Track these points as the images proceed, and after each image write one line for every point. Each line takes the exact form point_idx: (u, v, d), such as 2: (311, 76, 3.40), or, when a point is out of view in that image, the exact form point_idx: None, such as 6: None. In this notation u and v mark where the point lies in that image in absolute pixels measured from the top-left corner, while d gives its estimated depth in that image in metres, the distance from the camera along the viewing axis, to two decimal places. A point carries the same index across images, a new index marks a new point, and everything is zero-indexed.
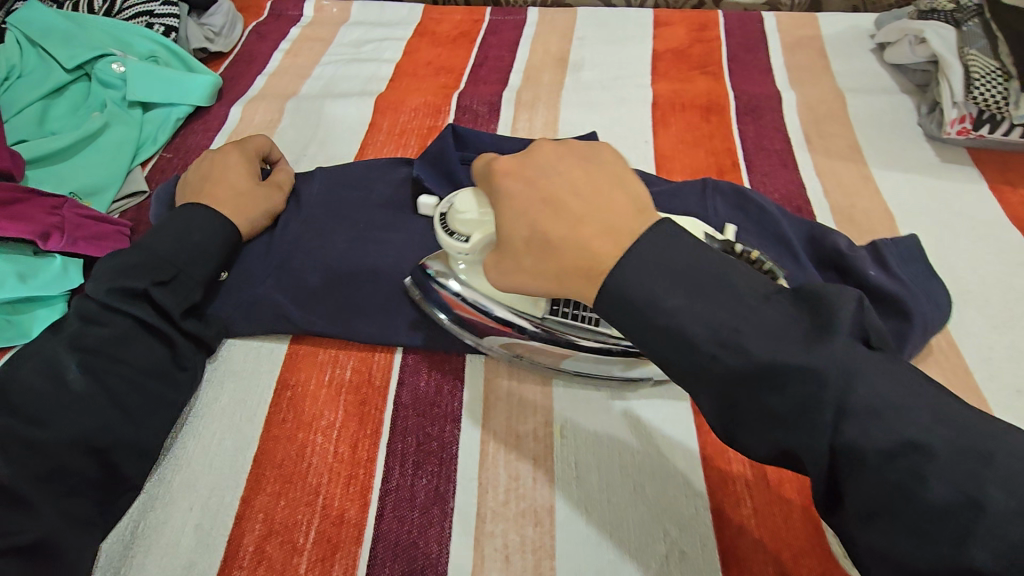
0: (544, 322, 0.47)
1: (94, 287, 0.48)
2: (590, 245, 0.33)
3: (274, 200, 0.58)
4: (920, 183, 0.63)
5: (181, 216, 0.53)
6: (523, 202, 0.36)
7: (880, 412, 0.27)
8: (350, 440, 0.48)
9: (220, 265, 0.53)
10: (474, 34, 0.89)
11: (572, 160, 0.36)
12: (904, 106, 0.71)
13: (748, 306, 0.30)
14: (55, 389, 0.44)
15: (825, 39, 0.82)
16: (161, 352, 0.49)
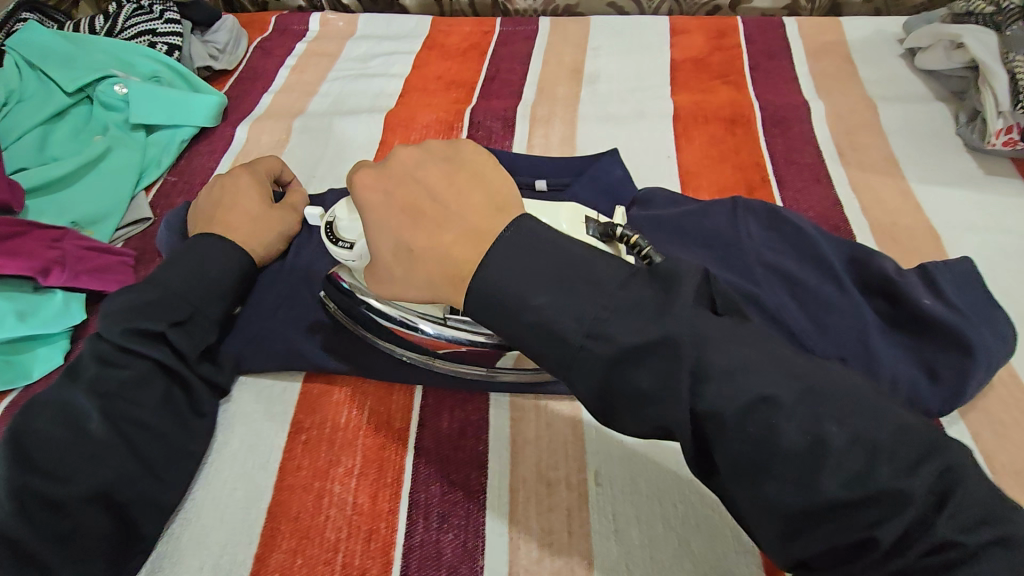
0: (448, 324, 0.45)
1: (108, 329, 0.45)
2: (450, 251, 0.36)
3: (289, 224, 0.56)
4: (964, 198, 0.60)
5: (194, 248, 0.50)
6: (389, 212, 0.38)
7: (738, 376, 0.29)
8: (370, 490, 0.45)
9: (234, 300, 0.51)
10: (485, 46, 0.86)
11: (432, 166, 0.39)
12: (940, 115, 0.68)
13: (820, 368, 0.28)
14: (75, 437, 0.41)
15: (850, 44, 0.79)
16: (177, 396, 0.46)
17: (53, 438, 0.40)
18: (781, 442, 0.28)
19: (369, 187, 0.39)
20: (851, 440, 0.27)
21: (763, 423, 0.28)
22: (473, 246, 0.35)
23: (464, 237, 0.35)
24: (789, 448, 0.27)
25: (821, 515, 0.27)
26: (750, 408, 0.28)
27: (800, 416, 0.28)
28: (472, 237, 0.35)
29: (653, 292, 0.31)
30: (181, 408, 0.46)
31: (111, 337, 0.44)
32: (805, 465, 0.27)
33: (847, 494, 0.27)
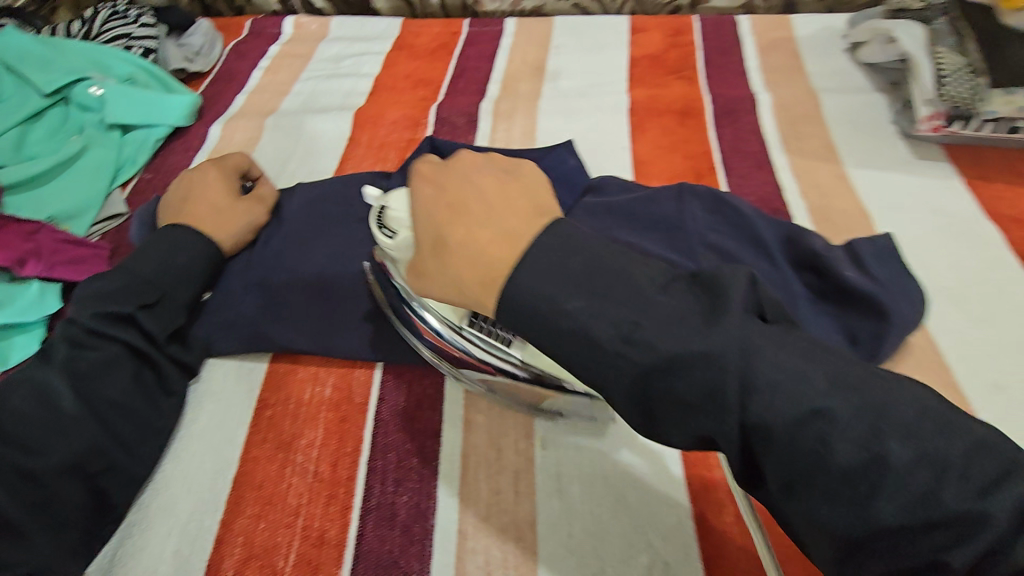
0: (465, 331, 0.45)
1: (78, 313, 0.47)
2: (486, 250, 0.35)
3: (256, 215, 0.58)
4: (896, 181, 0.64)
5: (163, 238, 0.53)
6: (436, 210, 0.39)
7: (782, 385, 0.28)
8: (330, 459, 0.48)
9: (202, 285, 0.53)
10: (452, 46, 0.89)
11: (486, 175, 0.40)
12: (878, 105, 0.72)
13: (711, 323, 0.30)
14: (47, 414, 0.43)
15: (798, 40, 0.83)
16: (146, 375, 0.49)
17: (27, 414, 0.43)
18: (840, 462, 0.26)
19: (425, 187, 0.41)
20: (920, 460, 0.26)
21: (816, 441, 0.27)
22: (513, 247, 0.35)
23: (502, 238, 0.35)
24: (852, 467, 0.26)
25: (878, 539, 0.26)
26: (804, 425, 0.27)
27: (860, 431, 0.27)
28: (512, 239, 0.35)
29: (699, 300, 0.31)
30: (150, 387, 0.49)
31: (81, 322, 0.47)
32: (871, 486, 0.26)
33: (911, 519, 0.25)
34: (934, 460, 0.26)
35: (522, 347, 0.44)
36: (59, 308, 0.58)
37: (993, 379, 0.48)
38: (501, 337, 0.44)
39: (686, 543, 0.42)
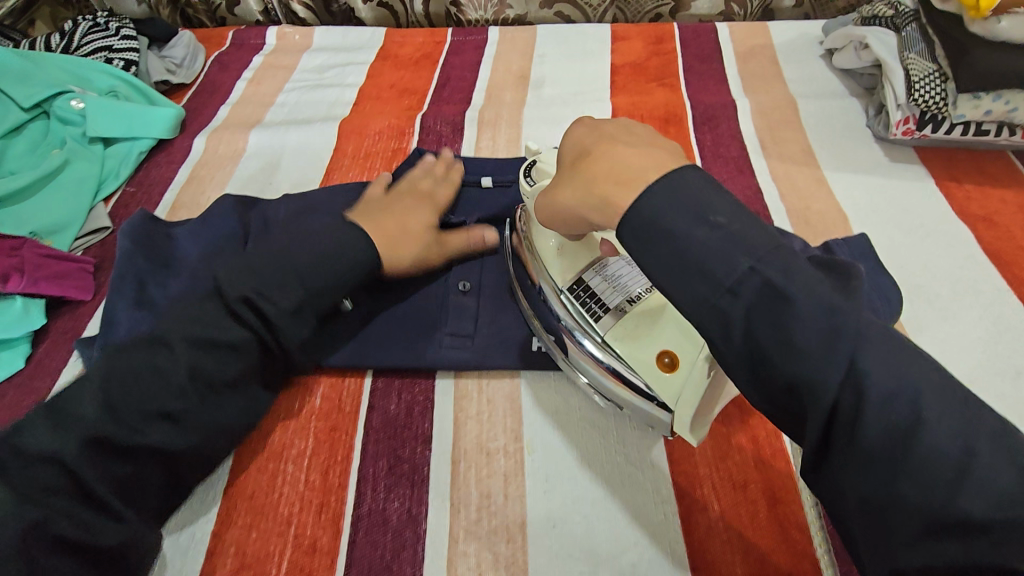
0: (563, 296, 0.49)
1: (231, 285, 0.46)
2: (627, 160, 0.39)
3: (431, 254, 0.56)
4: (871, 183, 0.65)
5: (334, 229, 0.50)
6: (586, 141, 0.44)
7: (885, 375, 0.30)
8: (321, 468, 0.48)
9: (346, 293, 0.50)
10: (436, 55, 0.90)
11: (640, 126, 0.44)
12: (852, 110, 0.74)
13: (770, 254, 0.33)
14: (157, 390, 0.43)
15: (775, 47, 0.85)
16: (256, 368, 0.48)
17: (137, 387, 0.43)
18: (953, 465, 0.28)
19: (585, 125, 0.46)
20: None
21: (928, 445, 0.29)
22: (657, 162, 0.38)
23: (645, 156, 0.38)
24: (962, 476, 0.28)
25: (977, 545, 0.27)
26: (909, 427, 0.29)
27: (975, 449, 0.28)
28: (657, 157, 0.38)
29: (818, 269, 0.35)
30: (255, 380, 0.48)
31: (228, 296, 0.46)
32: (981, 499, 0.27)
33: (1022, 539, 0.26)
34: None
35: (612, 328, 0.46)
36: (43, 323, 0.58)
37: (967, 374, 0.50)
38: (591, 311, 0.47)
39: (673, 539, 0.43)
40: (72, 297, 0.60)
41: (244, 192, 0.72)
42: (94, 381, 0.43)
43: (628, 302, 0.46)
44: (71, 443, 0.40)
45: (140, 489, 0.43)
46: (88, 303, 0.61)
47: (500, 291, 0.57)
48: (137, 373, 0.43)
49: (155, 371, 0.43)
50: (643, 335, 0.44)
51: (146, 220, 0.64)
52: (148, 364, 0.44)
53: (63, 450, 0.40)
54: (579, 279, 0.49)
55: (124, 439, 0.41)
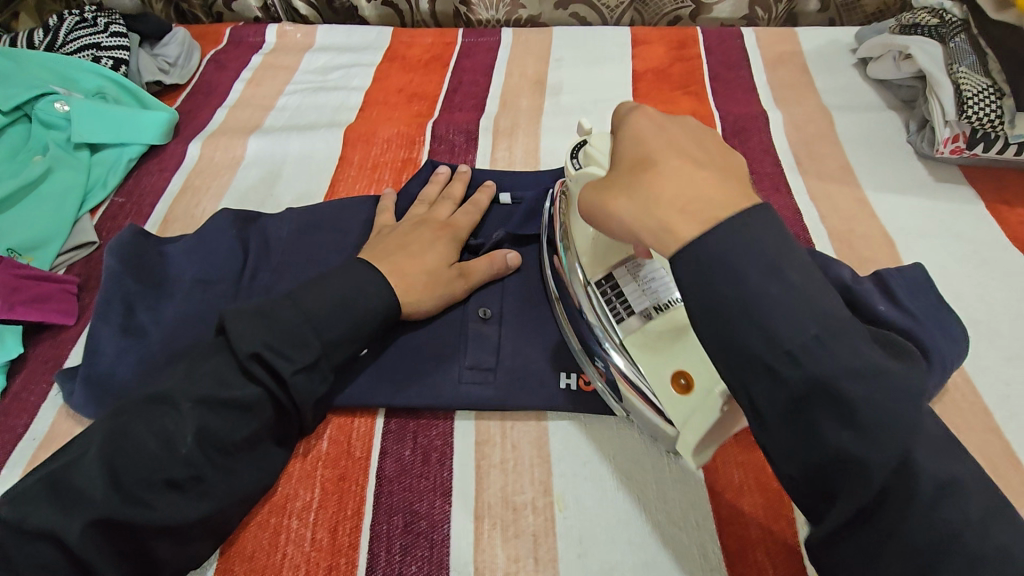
0: (589, 288, 0.46)
1: (242, 339, 0.42)
2: (701, 187, 0.33)
3: (453, 291, 0.50)
4: (917, 206, 0.61)
5: (350, 279, 0.46)
6: (648, 144, 0.36)
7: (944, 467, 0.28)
8: (329, 524, 0.44)
9: (363, 343, 0.46)
10: (447, 58, 0.85)
11: (707, 141, 0.38)
12: (892, 124, 0.70)
13: (838, 332, 0.29)
14: (163, 458, 0.38)
15: (805, 54, 0.81)
16: (270, 427, 0.43)
17: (138, 453, 0.38)
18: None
19: (647, 120, 0.38)
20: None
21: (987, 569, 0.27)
22: (732, 196, 0.32)
23: (720, 188, 0.32)
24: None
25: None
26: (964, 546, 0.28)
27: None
28: (732, 191, 0.32)
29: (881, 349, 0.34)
30: (269, 437, 0.44)
31: (239, 352, 0.41)
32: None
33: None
34: None
35: (633, 332, 0.43)
36: (20, 352, 0.53)
37: None
38: (616, 311, 0.45)
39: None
40: (54, 321, 0.55)
41: (242, 205, 0.67)
42: (90, 450, 0.38)
43: (655, 309, 0.43)
44: (71, 524, 0.36)
45: (150, 569, 0.39)
46: (72, 328, 0.56)
47: (524, 319, 0.51)
48: (138, 436, 0.39)
49: (159, 435, 0.39)
50: (663, 350, 0.41)
51: (135, 236, 0.59)
52: (151, 426, 0.39)
53: (62, 530, 0.36)
54: (610, 274, 0.46)
55: (130, 517, 0.37)
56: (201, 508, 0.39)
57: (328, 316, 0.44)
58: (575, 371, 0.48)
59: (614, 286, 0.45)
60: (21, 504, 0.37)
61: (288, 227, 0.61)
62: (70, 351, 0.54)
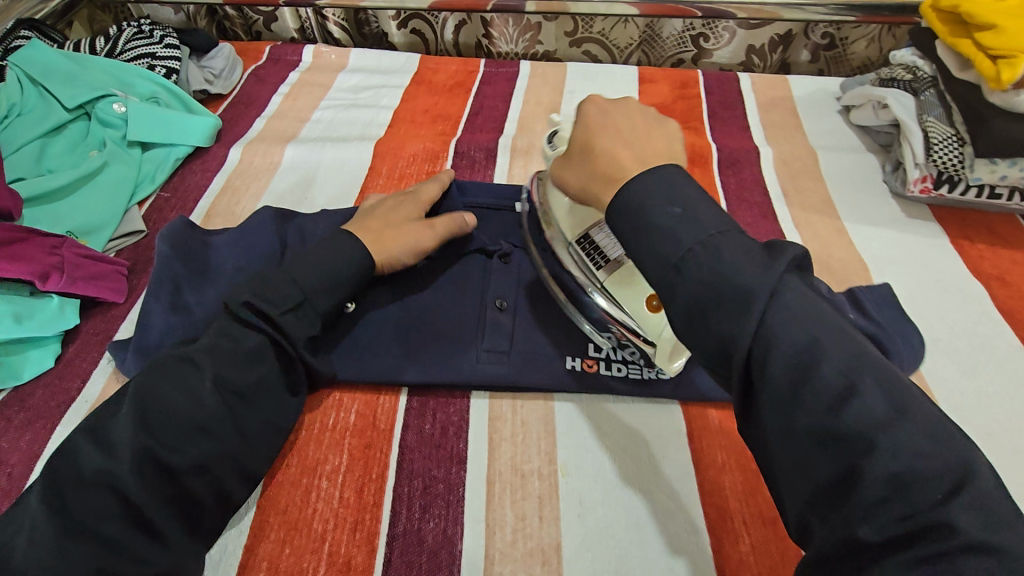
0: (571, 247, 0.55)
1: (232, 295, 0.49)
2: (618, 158, 0.45)
3: (423, 242, 0.58)
4: (888, 235, 0.69)
5: (331, 240, 0.53)
6: (594, 129, 0.47)
7: (918, 448, 0.30)
8: (356, 485, 0.49)
9: (342, 292, 0.52)
10: (469, 84, 0.93)
11: (640, 115, 0.49)
12: (870, 164, 0.77)
13: (801, 313, 0.34)
14: (189, 407, 0.43)
15: (796, 99, 0.89)
16: (277, 375, 0.49)
17: (168, 406, 0.43)
18: (900, 468, 0.29)
19: (595, 107, 0.49)
20: (983, 496, 0.29)
21: (879, 446, 0.30)
22: (644, 161, 0.44)
23: (636, 158, 0.44)
24: (912, 488, 0.29)
25: (902, 557, 0.28)
26: (866, 424, 0.30)
27: (934, 457, 0.29)
28: (644, 160, 0.44)
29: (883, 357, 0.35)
30: None
31: (231, 303, 0.48)
32: (923, 513, 0.28)
33: (939, 552, 0.27)
34: None
35: (608, 275, 0.53)
36: (75, 323, 0.58)
37: (985, 427, 0.52)
38: (593, 261, 0.54)
39: (693, 528, 0.46)
40: (106, 298, 0.60)
41: (279, 204, 0.73)
42: (125, 411, 0.43)
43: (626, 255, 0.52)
44: (120, 466, 0.41)
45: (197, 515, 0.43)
46: (121, 305, 0.61)
47: (533, 312, 0.58)
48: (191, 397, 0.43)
49: (183, 390, 0.44)
50: (634, 283, 0.51)
51: (184, 226, 0.64)
52: (175, 384, 0.44)
53: (114, 475, 0.40)
54: (586, 235, 0.55)
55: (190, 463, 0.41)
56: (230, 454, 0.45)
57: (311, 273, 0.51)
58: (580, 354, 0.55)
59: (590, 241, 0.54)
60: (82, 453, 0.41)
61: (323, 226, 0.67)
62: (120, 326, 0.59)
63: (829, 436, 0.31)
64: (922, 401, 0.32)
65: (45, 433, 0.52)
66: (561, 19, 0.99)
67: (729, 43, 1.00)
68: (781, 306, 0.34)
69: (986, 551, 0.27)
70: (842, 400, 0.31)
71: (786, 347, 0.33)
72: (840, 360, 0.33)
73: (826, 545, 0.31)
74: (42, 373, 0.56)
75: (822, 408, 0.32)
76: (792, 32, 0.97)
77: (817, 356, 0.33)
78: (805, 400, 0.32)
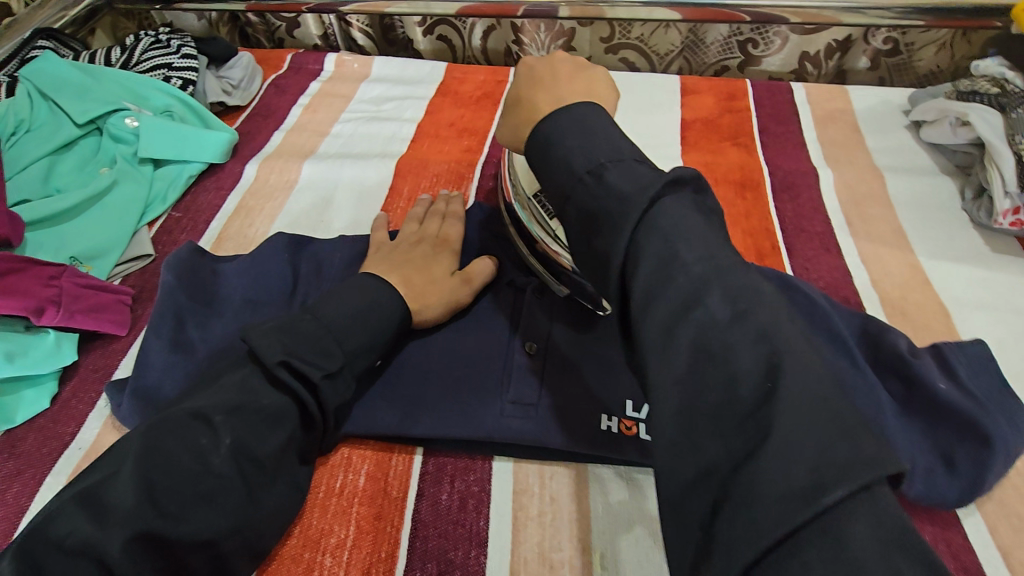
0: (528, 202, 0.59)
1: (266, 352, 0.43)
2: (535, 104, 0.46)
3: (457, 296, 0.54)
4: (972, 275, 0.60)
5: (365, 290, 0.50)
6: (521, 79, 0.48)
7: (751, 354, 0.27)
8: (362, 565, 0.44)
9: (379, 353, 0.49)
10: (497, 95, 0.87)
11: (566, 64, 0.49)
12: (946, 189, 0.68)
13: (661, 221, 0.33)
14: (198, 474, 0.39)
15: (857, 113, 0.80)
16: (297, 440, 0.45)
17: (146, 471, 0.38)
18: (733, 371, 0.27)
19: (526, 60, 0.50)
20: (812, 388, 0.26)
21: (710, 354, 0.28)
22: (560, 102, 0.45)
23: (550, 102, 0.45)
24: (740, 386, 0.27)
25: (735, 464, 0.26)
26: (705, 331, 0.29)
27: (764, 357, 0.27)
28: (558, 103, 0.45)
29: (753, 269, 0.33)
30: (294, 457, 0.45)
31: (266, 361, 0.43)
32: (755, 415, 0.26)
33: (755, 453, 0.25)
34: (844, 472, 0.23)
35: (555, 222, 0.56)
36: (73, 360, 0.55)
37: None
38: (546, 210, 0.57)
39: None
40: (107, 331, 0.57)
41: (294, 228, 0.68)
42: (127, 464, 0.38)
43: None
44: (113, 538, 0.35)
45: None
46: (123, 339, 0.57)
47: (567, 356, 0.52)
48: (173, 460, 0.39)
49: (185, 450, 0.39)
50: None
51: (192, 254, 0.60)
52: (184, 444, 0.40)
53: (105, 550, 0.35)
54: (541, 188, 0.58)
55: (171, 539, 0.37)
56: (235, 521, 0.40)
57: (346, 326, 0.47)
58: (616, 415, 0.49)
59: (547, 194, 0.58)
60: (61, 522, 0.36)
61: (340, 254, 0.62)
62: (119, 362, 0.56)
63: (664, 346, 0.29)
64: (774, 308, 0.29)
65: (33, 485, 0.48)
66: (597, 24, 0.93)
67: (780, 50, 0.92)
68: (648, 222, 0.33)
69: (802, 451, 0.24)
70: (686, 308, 0.30)
71: (648, 264, 0.32)
72: (691, 270, 0.31)
73: (671, 465, 0.28)
74: (37, 415, 0.52)
75: (667, 322, 0.30)
76: (852, 37, 0.88)
77: (672, 266, 0.31)
78: (651, 309, 0.31)
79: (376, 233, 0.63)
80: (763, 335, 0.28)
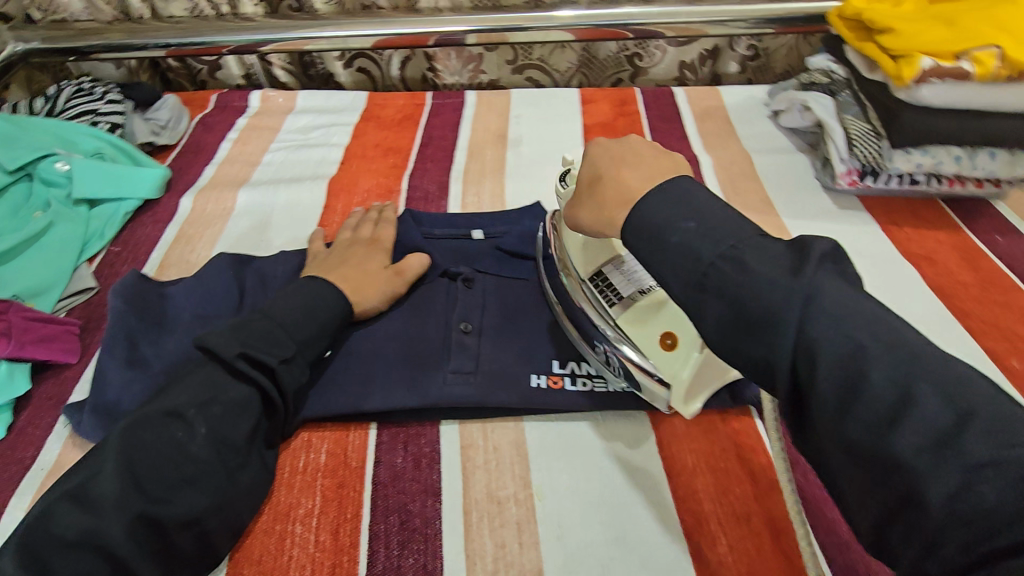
0: (584, 285, 0.57)
1: (224, 348, 0.48)
2: (626, 185, 0.46)
3: (393, 288, 0.61)
4: (824, 227, 0.73)
5: (310, 289, 0.56)
6: (598, 162, 0.50)
7: (981, 453, 0.28)
8: (331, 526, 0.49)
9: (328, 342, 0.55)
10: (417, 117, 0.95)
11: (645, 150, 0.50)
12: (801, 163, 0.82)
13: (837, 317, 0.33)
14: (177, 459, 0.43)
15: (728, 108, 0.94)
16: (262, 426, 0.49)
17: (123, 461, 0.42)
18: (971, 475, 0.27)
19: (599, 147, 0.52)
20: None
21: (941, 458, 0.28)
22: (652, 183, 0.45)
23: (643, 181, 0.45)
24: (981, 488, 0.27)
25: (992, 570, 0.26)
26: (927, 437, 0.29)
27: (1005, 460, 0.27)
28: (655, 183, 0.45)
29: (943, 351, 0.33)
30: (260, 441, 0.49)
31: (225, 356, 0.48)
32: (1007, 525, 0.26)
33: None
34: None
35: (624, 312, 0.53)
36: (27, 389, 0.57)
37: None
38: (608, 296, 0.55)
39: (668, 537, 0.48)
40: (58, 360, 0.59)
41: (235, 249, 0.73)
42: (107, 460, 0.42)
43: (639, 293, 0.54)
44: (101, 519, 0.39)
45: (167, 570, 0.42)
46: (75, 366, 0.60)
47: (499, 330, 0.60)
48: (149, 450, 0.43)
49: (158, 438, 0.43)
50: (649, 322, 0.52)
51: (138, 279, 0.63)
52: (158, 436, 0.43)
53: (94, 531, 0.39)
54: (600, 271, 0.56)
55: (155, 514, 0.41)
56: (214, 498, 0.44)
57: (296, 319, 0.53)
58: (544, 372, 0.57)
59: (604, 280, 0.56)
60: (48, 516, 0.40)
61: (282, 267, 0.67)
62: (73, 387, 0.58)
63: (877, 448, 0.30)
64: (992, 401, 0.30)
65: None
66: (501, 49, 1.03)
67: (663, 61, 1.05)
68: (819, 316, 0.34)
69: None
70: (898, 411, 0.30)
71: (830, 358, 0.32)
72: (887, 369, 0.31)
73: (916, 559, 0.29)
74: None
75: (875, 424, 0.30)
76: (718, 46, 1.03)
77: (863, 363, 0.32)
78: (853, 412, 0.31)
79: (314, 245, 0.68)
80: (992, 434, 0.28)
